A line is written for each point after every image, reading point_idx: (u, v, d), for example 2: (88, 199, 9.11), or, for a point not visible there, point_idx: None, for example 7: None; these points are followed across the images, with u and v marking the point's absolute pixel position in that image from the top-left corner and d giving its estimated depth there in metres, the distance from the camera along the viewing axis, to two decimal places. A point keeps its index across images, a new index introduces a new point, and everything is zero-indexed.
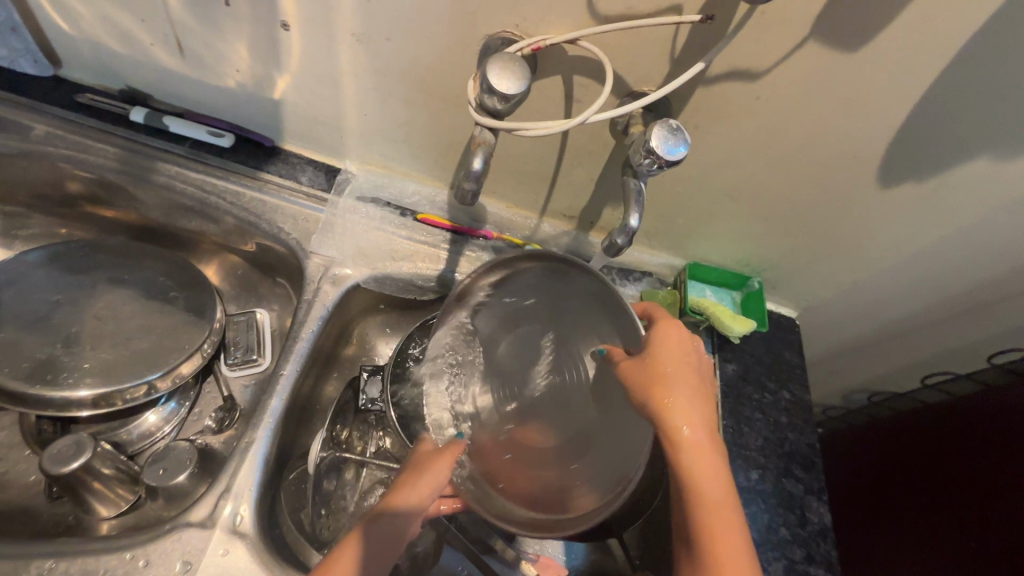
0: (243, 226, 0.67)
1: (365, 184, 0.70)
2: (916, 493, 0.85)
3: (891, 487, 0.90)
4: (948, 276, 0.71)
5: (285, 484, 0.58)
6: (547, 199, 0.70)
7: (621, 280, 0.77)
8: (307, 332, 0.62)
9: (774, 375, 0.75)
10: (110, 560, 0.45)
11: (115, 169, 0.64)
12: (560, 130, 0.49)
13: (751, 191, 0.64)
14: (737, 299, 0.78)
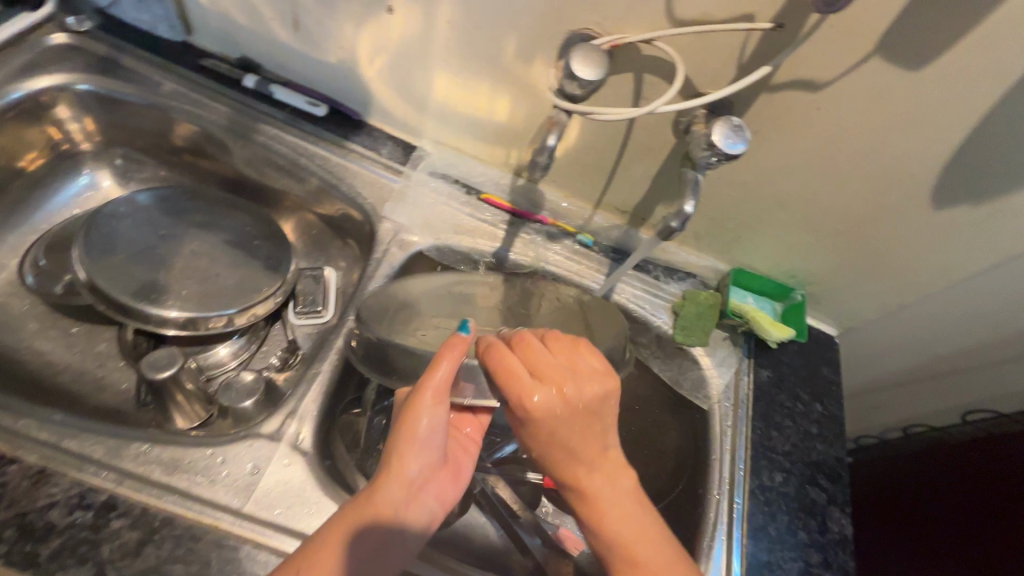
0: (325, 187, 0.74)
1: (438, 161, 0.76)
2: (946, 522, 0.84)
3: (923, 525, 0.88)
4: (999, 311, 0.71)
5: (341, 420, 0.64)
6: (604, 192, 0.74)
7: (666, 278, 0.80)
8: (373, 287, 0.69)
9: (807, 387, 0.76)
10: (194, 452, 0.52)
11: (224, 125, 0.73)
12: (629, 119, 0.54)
13: (804, 200, 0.66)
14: (778, 309, 0.79)
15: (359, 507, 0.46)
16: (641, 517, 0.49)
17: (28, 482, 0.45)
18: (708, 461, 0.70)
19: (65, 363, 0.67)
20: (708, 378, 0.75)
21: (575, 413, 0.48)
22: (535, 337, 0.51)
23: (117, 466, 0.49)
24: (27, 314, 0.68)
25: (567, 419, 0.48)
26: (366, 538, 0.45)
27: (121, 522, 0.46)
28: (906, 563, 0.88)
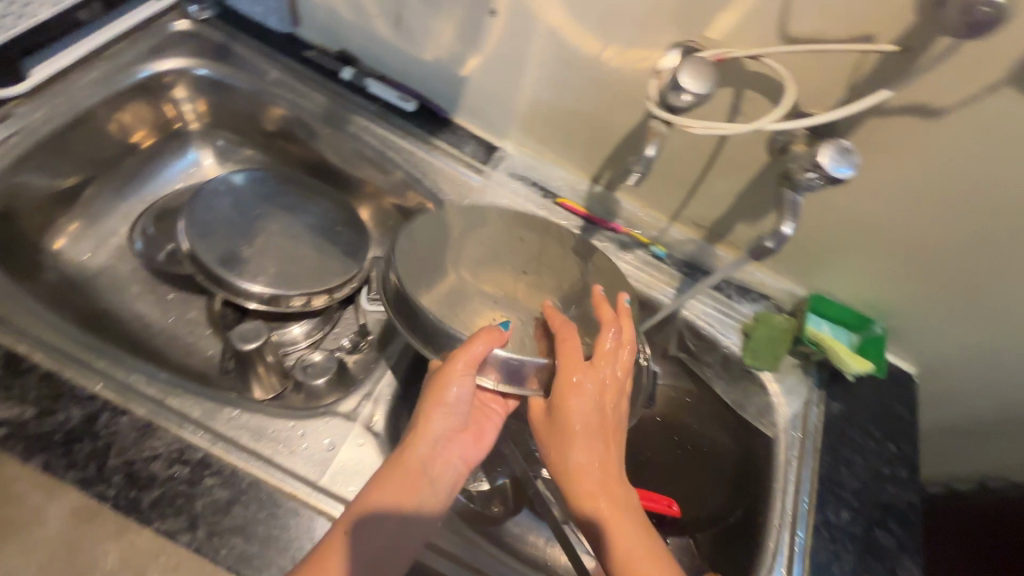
0: (408, 180, 0.76)
1: (518, 163, 0.78)
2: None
3: None
4: None
5: None
6: (683, 205, 0.73)
7: (737, 298, 0.78)
8: None
9: (881, 425, 0.73)
10: (278, 422, 0.55)
11: (321, 114, 0.76)
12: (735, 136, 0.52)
13: (899, 230, 0.63)
14: (856, 340, 0.75)
15: (393, 474, 0.49)
16: (639, 525, 0.50)
17: (137, 433, 0.49)
18: (770, 490, 0.67)
19: (160, 327, 0.72)
20: (776, 404, 0.73)
21: (593, 413, 0.53)
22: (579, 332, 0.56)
23: (212, 428, 0.52)
24: (131, 278, 0.73)
25: (589, 416, 0.52)
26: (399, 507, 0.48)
27: (213, 481, 0.49)
28: None
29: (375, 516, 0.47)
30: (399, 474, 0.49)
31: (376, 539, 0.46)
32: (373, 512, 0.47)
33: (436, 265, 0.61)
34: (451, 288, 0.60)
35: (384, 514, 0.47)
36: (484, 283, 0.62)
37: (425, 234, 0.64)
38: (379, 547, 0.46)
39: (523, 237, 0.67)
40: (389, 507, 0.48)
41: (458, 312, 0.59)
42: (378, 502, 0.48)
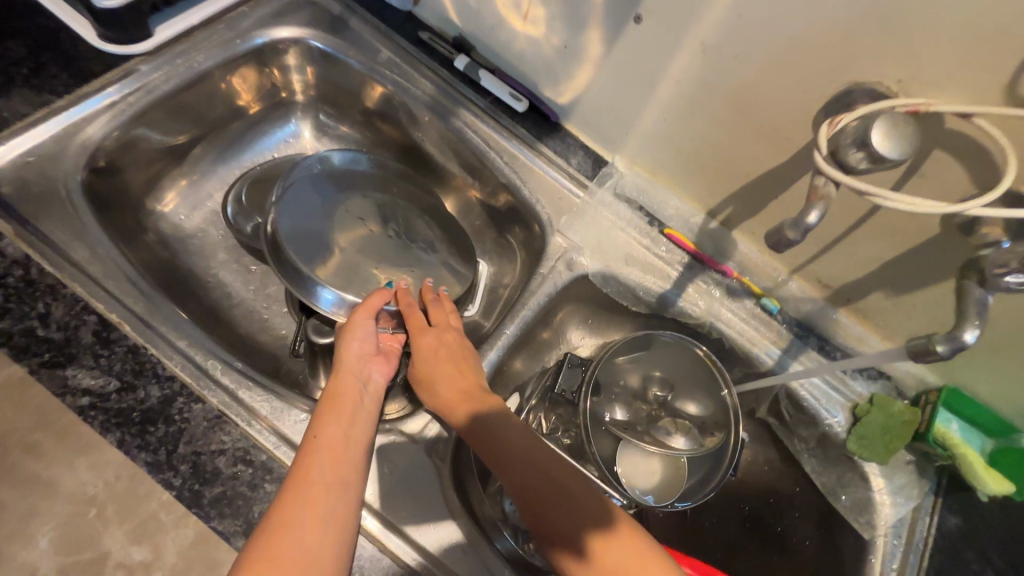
0: (505, 185, 0.71)
1: (627, 183, 0.70)
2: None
3: None
4: None
5: None
6: (811, 259, 0.64)
7: (853, 373, 0.68)
8: (533, 302, 0.65)
9: (1007, 554, 0.62)
10: None
11: (427, 102, 0.72)
12: (923, 212, 0.42)
13: None
14: (987, 447, 0.65)
15: (330, 399, 0.50)
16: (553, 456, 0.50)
17: (208, 424, 0.48)
18: None
19: (240, 298, 0.72)
20: (878, 504, 0.64)
21: (447, 349, 0.57)
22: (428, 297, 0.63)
23: (278, 429, 0.50)
24: (220, 245, 0.73)
25: (443, 356, 0.57)
26: (349, 424, 0.49)
27: (272, 488, 0.47)
28: None
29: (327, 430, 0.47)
30: (336, 398, 0.50)
31: (337, 448, 0.46)
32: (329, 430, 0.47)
33: (317, 233, 0.63)
34: (336, 262, 0.62)
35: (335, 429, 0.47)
36: (358, 248, 0.65)
37: (306, 197, 0.65)
38: (348, 456, 0.46)
39: (388, 201, 0.70)
40: (339, 422, 0.48)
41: (348, 280, 0.62)
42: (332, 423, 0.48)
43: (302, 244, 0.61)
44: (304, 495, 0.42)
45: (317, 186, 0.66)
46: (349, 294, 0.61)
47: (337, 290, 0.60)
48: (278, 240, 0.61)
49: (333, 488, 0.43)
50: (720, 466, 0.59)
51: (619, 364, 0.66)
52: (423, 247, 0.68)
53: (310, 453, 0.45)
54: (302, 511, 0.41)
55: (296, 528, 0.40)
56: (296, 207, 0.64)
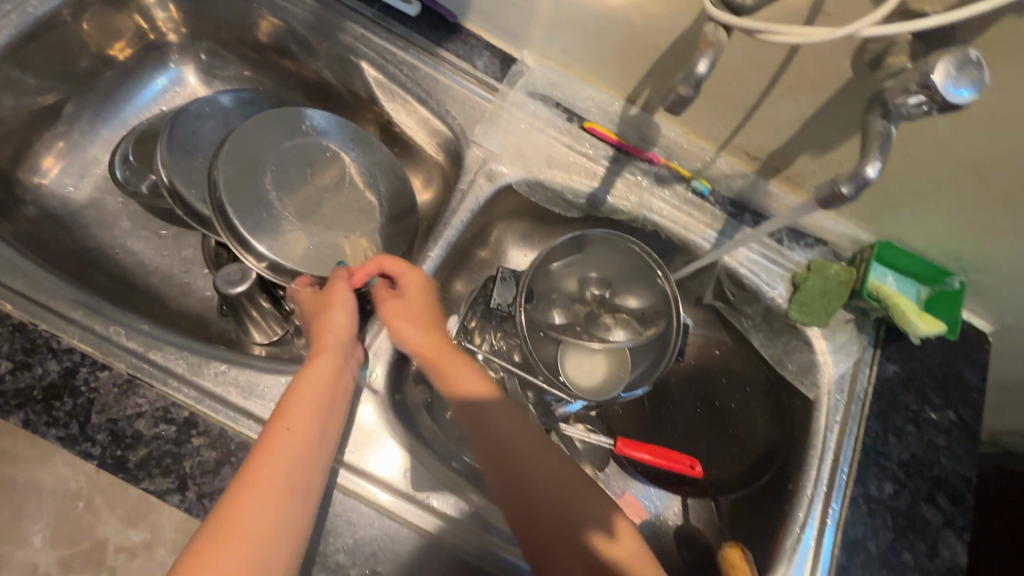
0: (412, 102, 0.67)
1: (539, 79, 0.66)
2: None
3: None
4: None
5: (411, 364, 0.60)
6: (736, 132, 0.61)
7: (790, 243, 0.67)
8: (456, 221, 0.62)
9: (943, 391, 0.64)
10: (269, 378, 0.51)
11: (310, 21, 0.65)
12: (821, 42, 0.39)
13: (1012, 166, 0.51)
14: (923, 294, 0.66)
15: (303, 393, 0.47)
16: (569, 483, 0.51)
17: (119, 389, 0.46)
18: (803, 455, 0.61)
19: (155, 265, 0.68)
20: (821, 364, 0.65)
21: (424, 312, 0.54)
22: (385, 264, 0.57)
23: (199, 385, 0.48)
24: (122, 213, 0.68)
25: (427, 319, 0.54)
26: (320, 413, 0.47)
27: (200, 441, 0.46)
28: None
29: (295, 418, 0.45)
30: (306, 392, 0.47)
31: (300, 440, 0.44)
32: (296, 417, 0.45)
33: (255, 187, 0.62)
34: (268, 217, 0.62)
35: (308, 414, 0.46)
36: (292, 199, 0.64)
37: (245, 147, 0.63)
38: (312, 454, 0.45)
39: (326, 151, 0.68)
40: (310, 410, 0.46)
41: (259, 227, 0.61)
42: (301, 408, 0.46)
43: (238, 195, 0.61)
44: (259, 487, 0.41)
45: (254, 132, 0.64)
46: (270, 250, 0.61)
47: (260, 245, 0.60)
48: (221, 204, 0.60)
49: (288, 490, 0.42)
50: (661, 353, 0.60)
51: (555, 271, 0.64)
52: (351, 189, 0.68)
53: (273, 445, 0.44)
54: (260, 510, 0.40)
55: (249, 534, 0.39)
56: (231, 156, 0.62)
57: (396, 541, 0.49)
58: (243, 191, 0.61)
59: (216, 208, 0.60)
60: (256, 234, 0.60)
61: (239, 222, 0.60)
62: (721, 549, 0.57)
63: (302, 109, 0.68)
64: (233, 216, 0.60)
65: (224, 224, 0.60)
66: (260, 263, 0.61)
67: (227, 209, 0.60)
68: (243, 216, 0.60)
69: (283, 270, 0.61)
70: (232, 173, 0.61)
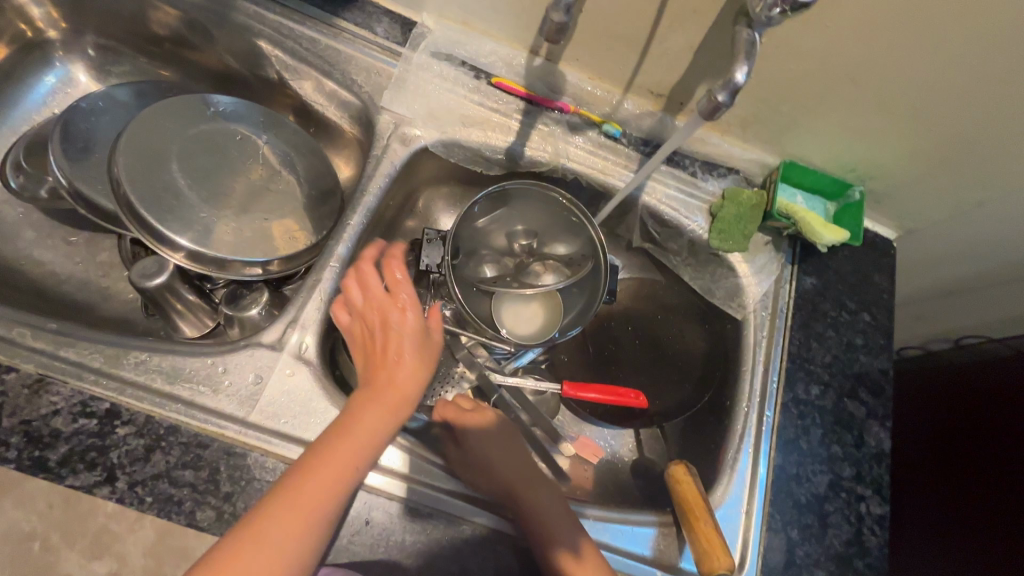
0: (316, 76, 0.66)
1: (441, 40, 0.66)
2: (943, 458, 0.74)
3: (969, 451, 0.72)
4: None
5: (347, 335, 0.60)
6: (636, 71, 0.63)
7: (704, 175, 0.70)
8: (374, 187, 0.62)
9: (857, 296, 0.69)
10: (194, 362, 0.50)
11: (197, 3, 0.63)
12: None
13: (879, 73, 0.56)
14: (831, 210, 0.71)
15: (365, 419, 0.46)
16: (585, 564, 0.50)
17: (29, 390, 0.44)
18: (737, 372, 0.65)
19: (68, 273, 0.65)
20: (746, 286, 0.68)
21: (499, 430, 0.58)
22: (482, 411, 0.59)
23: (118, 375, 0.47)
24: (23, 222, 0.65)
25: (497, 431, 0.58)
26: (365, 456, 0.44)
27: (126, 430, 0.45)
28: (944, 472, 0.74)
29: (347, 446, 0.44)
30: (369, 425, 0.46)
31: (342, 485, 0.43)
32: (343, 458, 0.43)
33: (160, 177, 0.60)
34: (178, 206, 0.60)
35: (362, 447, 0.45)
36: (201, 185, 0.62)
37: (144, 137, 0.61)
38: (346, 502, 0.43)
39: (234, 135, 0.66)
40: (361, 449, 0.44)
41: (169, 216, 0.59)
42: (350, 447, 0.44)
43: (142, 186, 0.58)
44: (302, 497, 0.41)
45: (153, 121, 0.62)
46: (185, 239, 0.59)
47: (172, 234, 0.58)
48: (127, 197, 0.58)
49: (316, 532, 0.41)
50: (592, 296, 0.63)
51: (481, 227, 0.65)
52: (265, 169, 0.66)
53: (320, 478, 0.42)
54: (289, 522, 0.40)
55: (274, 541, 0.39)
56: (130, 146, 0.60)
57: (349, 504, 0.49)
58: (148, 182, 0.59)
59: (121, 202, 0.58)
60: (167, 223, 0.58)
61: (147, 213, 0.58)
62: (669, 467, 0.58)
63: (204, 95, 0.66)
64: (140, 207, 0.57)
65: (131, 217, 0.58)
66: (176, 254, 0.59)
67: (132, 202, 0.58)
68: (152, 206, 0.58)
69: (202, 258, 0.59)
70: (134, 164, 0.59)
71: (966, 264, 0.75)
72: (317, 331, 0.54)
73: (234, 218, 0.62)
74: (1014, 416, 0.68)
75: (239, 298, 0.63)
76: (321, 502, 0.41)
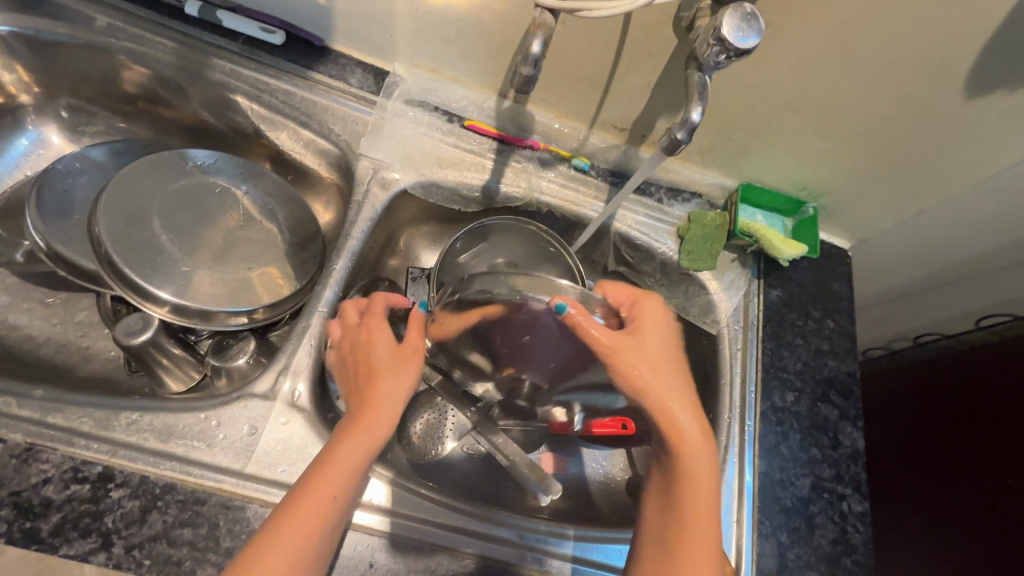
0: (294, 127, 0.68)
1: (413, 87, 0.69)
2: (918, 451, 0.78)
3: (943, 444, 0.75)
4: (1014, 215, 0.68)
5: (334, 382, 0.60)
6: (599, 108, 0.67)
7: (669, 200, 0.75)
8: (357, 231, 0.64)
9: (820, 304, 0.73)
10: (185, 417, 0.50)
11: (172, 64, 0.65)
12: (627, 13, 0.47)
13: (817, 99, 0.61)
14: (789, 225, 0.76)
15: (349, 445, 0.44)
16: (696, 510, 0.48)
17: (18, 459, 0.44)
18: (718, 385, 0.68)
19: (46, 335, 0.64)
20: (717, 302, 0.72)
21: (664, 352, 0.51)
22: (655, 315, 0.53)
23: (109, 438, 0.47)
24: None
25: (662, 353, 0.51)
26: (344, 485, 0.43)
27: (120, 493, 0.45)
28: (915, 468, 0.77)
29: (331, 472, 0.43)
30: (354, 450, 0.44)
31: (325, 513, 0.42)
32: (322, 489, 0.42)
33: (141, 234, 0.60)
34: (160, 261, 0.60)
35: (346, 472, 0.43)
36: (182, 239, 0.63)
37: (123, 195, 0.61)
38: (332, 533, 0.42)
39: (212, 188, 0.67)
40: (345, 479, 0.43)
41: (151, 272, 0.59)
42: (332, 478, 0.43)
43: (124, 244, 0.59)
44: (296, 524, 0.41)
45: (130, 179, 0.63)
46: (169, 293, 0.59)
47: (156, 290, 0.58)
48: (108, 256, 0.58)
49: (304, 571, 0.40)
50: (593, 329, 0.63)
51: (463, 263, 0.68)
52: (247, 219, 0.67)
53: (307, 511, 0.41)
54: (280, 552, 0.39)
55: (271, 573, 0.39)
56: (108, 205, 0.60)
57: (351, 548, 0.49)
58: (129, 240, 0.59)
59: (101, 261, 0.58)
60: (150, 279, 0.59)
61: (129, 271, 0.58)
62: None
63: (183, 151, 0.68)
64: (122, 265, 0.58)
65: (112, 275, 0.58)
66: (161, 308, 0.59)
67: (113, 259, 0.58)
68: (134, 263, 0.59)
69: (187, 310, 0.60)
70: (114, 224, 0.59)
71: (916, 267, 0.81)
72: (310, 377, 0.55)
73: (217, 269, 0.63)
74: (981, 411, 0.72)
75: (225, 347, 0.63)
76: (307, 535, 0.41)
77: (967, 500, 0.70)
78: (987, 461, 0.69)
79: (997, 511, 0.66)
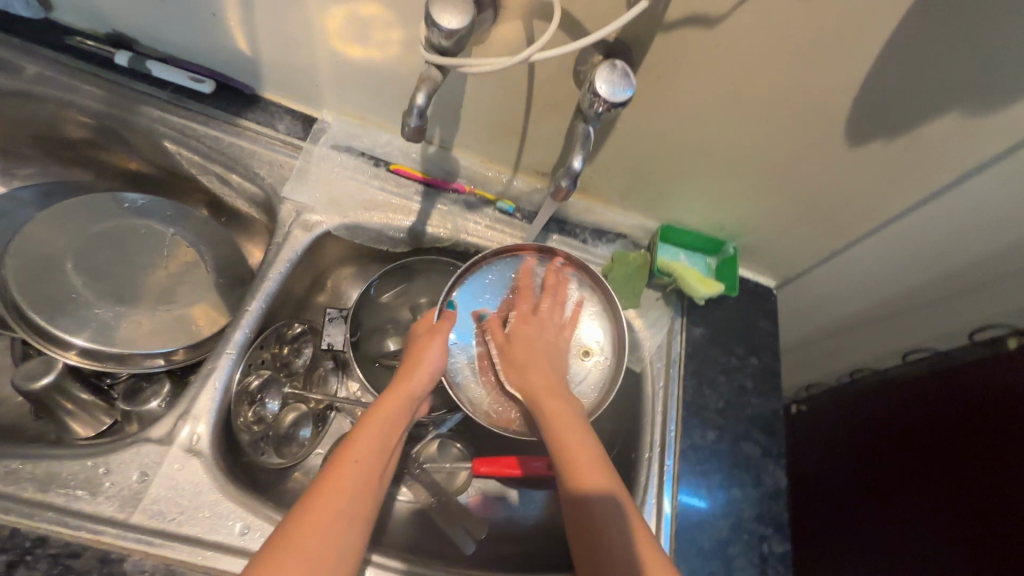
0: (221, 170, 0.69)
1: (339, 133, 0.72)
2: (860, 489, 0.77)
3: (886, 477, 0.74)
4: (919, 256, 0.70)
5: (243, 429, 0.59)
6: (519, 154, 0.70)
7: (593, 241, 0.78)
8: (275, 273, 0.64)
9: (743, 342, 0.75)
10: (69, 466, 0.48)
11: (100, 111, 0.66)
12: (506, 69, 0.50)
13: (718, 147, 0.64)
14: (712, 264, 0.79)
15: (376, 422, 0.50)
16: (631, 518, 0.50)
17: None
18: (640, 424, 0.68)
19: None
20: (641, 339, 0.73)
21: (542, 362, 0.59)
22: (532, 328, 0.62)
23: None
24: None
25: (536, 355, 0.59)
26: (372, 457, 0.48)
27: None
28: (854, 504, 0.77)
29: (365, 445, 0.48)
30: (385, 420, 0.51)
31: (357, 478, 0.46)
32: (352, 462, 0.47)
33: (55, 277, 0.61)
34: (71, 303, 0.60)
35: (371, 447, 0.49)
36: (97, 280, 0.63)
37: (40, 238, 0.62)
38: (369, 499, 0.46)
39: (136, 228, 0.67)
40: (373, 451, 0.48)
41: (59, 314, 0.59)
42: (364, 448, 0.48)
43: (35, 287, 0.59)
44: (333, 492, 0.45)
45: (51, 221, 0.63)
46: (77, 337, 0.58)
47: (64, 333, 0.58)
48: (16, 300, 0.58)
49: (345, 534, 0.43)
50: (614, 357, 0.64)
51: (386, 302, 0.72)
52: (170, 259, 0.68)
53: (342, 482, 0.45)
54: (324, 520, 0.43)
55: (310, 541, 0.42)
56: (23, 249, 0.60)
57: None
58: (40, 283, 0.60)
59: (10, 304, 0.58)
60: (57, 322, 0.58)
61: (38, 315, 0.58)
62: None
63: (115, 194, 0.68)
64: (28, 308, 0.58)
65: (20, 318, 0.58)
66: (68, 351, 0.58)
67: (20, 304, 0.58)
68: (41, 306, 0.58)
69: (98, 352, 0.59)
70: (26, 267, 0.60)
71: (839, 305, 0.83)
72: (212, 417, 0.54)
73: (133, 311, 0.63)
74: (908, 444, 0.72)
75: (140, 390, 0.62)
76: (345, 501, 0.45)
77: (964, 518, 0.63)
78: (982, 479, 0.62)
79: (993, 533, 0.59)
